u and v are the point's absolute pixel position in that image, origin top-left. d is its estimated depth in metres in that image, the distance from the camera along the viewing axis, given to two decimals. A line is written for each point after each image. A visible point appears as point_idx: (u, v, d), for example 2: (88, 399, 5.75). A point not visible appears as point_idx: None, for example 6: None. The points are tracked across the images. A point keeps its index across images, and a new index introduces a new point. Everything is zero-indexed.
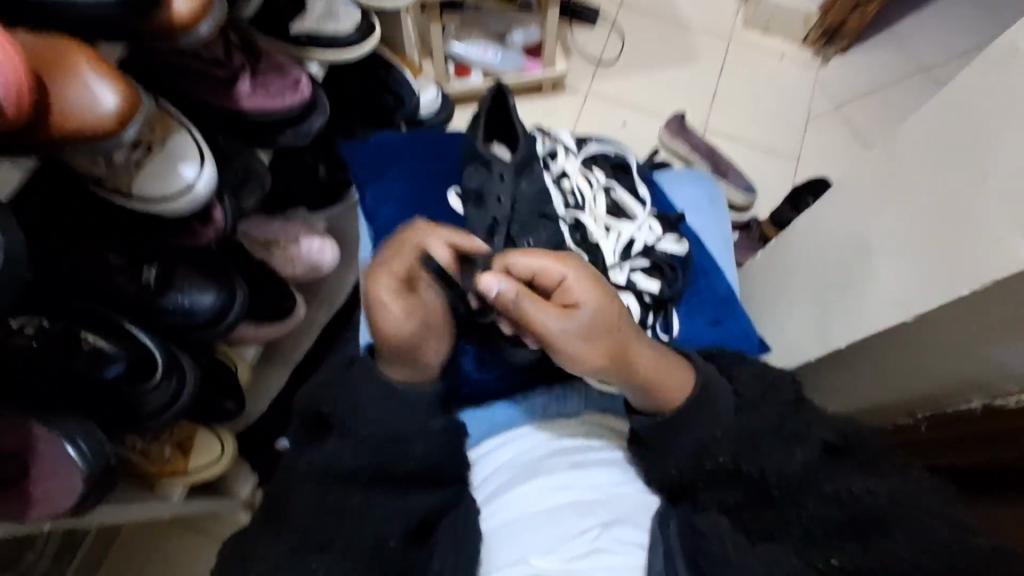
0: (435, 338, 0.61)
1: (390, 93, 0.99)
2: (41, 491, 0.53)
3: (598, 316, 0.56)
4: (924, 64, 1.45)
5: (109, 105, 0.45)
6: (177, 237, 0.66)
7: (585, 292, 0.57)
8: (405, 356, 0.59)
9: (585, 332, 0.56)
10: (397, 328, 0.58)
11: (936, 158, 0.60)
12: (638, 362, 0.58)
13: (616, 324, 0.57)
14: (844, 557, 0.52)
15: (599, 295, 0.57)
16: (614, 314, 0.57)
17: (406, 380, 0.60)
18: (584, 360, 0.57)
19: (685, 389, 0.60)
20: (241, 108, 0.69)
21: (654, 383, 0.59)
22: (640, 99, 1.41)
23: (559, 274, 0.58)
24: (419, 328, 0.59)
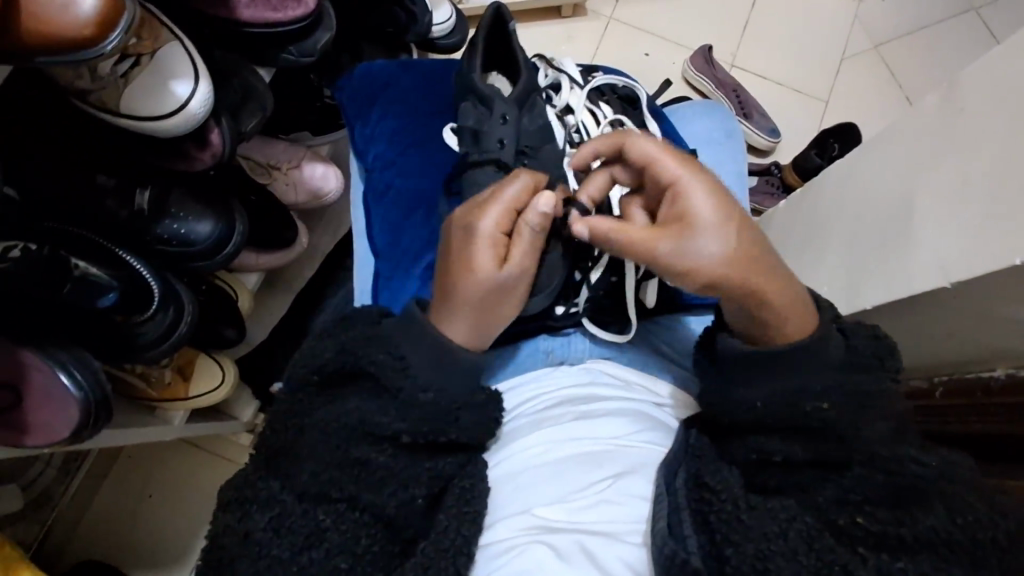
0: (514, 295, 0.58)
1: (403, 9, 0.89)
2: (37, 420, 0.52)
3: (711, 223, 0.51)
4: (973, 2, 1.34)
5: (87, 10, 0.40)
6: (170, 161, 0.61)
7: (696, 196, 0.52)
8: (472, 309, 0.56)
9: (701, 244, 0.51)
10: (492, 272, 0.55)
11: (1003, 113, 0.56)
12: (752, 278, 0.52)
13: (737, 231, 0.52)
14: (867, 517, 0.48)
15: (712, 193, 0.52)
16: (735, 219, 0.52)
17: (465, 343, 0.57)
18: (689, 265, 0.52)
19: (800, 330, 0.54)
20: (239, 18, 0.62)
21: (771, 311, 0.53)
22: (666, 28, 1.31)
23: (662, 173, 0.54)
24: (515, 275, 0.56)
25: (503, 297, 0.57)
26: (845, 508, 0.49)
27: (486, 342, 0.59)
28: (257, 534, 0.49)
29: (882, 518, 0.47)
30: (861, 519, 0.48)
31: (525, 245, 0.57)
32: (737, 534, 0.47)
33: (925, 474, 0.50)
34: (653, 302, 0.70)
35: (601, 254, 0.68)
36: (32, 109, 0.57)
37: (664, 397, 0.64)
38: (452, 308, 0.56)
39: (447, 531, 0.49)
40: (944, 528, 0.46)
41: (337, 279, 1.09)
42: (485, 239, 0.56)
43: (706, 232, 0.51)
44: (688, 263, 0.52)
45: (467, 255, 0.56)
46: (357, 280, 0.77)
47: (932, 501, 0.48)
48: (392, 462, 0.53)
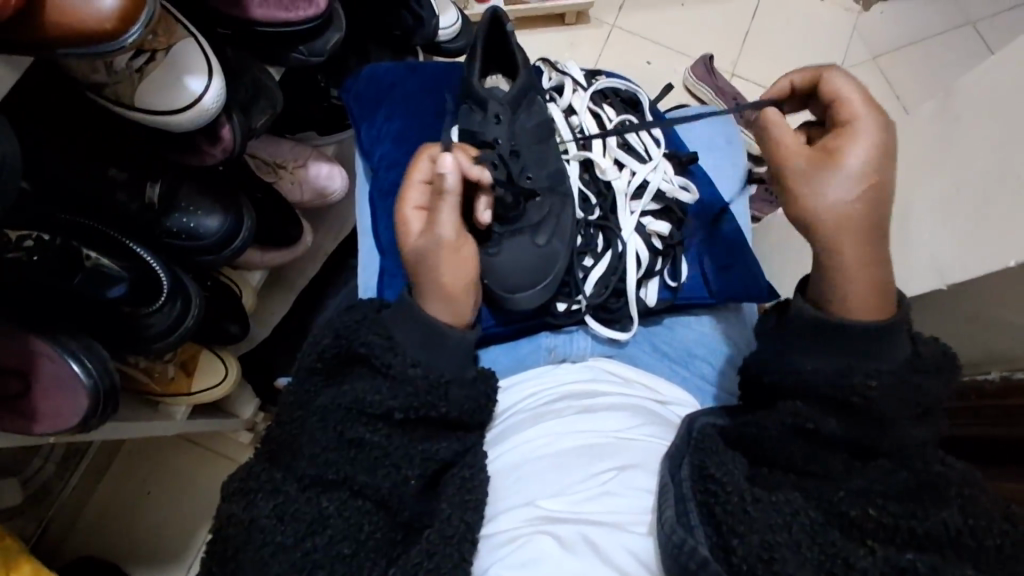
0: (447, 258, 0.58)
1: (411, 14, 0.91)
2: (46, 407, 0.53)
3: (857, 174, 0.51)
4: (971, 16, 1.36)
5: (110, 4, 0.41)
6: (183, 154, 0.62)
7: (857, 147, 0.52)
8: (422, 280, 0.58)
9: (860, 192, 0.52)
10: (412, 241, 0.59)
11: (1004, 119, 0.56)
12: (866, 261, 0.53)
13: (876, 187, 0.51)
14: (880, 509, 0.49)
15: (878, 148, 0.52)
16: (882, 180, 0.52)
17: (446, 320, 0.57)
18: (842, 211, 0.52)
19: (878, 311, 0.54)
20: (251, 17, 0.63)
21: (852, 284, 0.53)
22: (668, 37, 1.33)
23: (856, 112, 0.54)
24: (427, 242, 0.58)
25: (437, 263, 0.57)
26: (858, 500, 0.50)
27: (459, 316, 0.58)
28: (261, 521, 0.50)
29: (895, 511, 0.48)
30: (873, 510, 0.49)
31: (437, 212, 0.58)
32: (742, 524, 0.48)
33: (925, 463, 0.52)
34: (655, 301, 0.71)
35: (602, 253, 0.70)
36: (39, 104, 0.56)
37: (666, 396, 0.65)
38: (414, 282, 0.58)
39: (450, 519, 0.50)
40: (955, 525, 0.47)
41: (339, 279, 1.10)
42: (406, 217, 0.60)
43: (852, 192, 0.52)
44: (810, 195, 0.52)
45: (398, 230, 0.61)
46: (362, 279, 0.77)
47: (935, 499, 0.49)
48: (392, 443, 0.53)
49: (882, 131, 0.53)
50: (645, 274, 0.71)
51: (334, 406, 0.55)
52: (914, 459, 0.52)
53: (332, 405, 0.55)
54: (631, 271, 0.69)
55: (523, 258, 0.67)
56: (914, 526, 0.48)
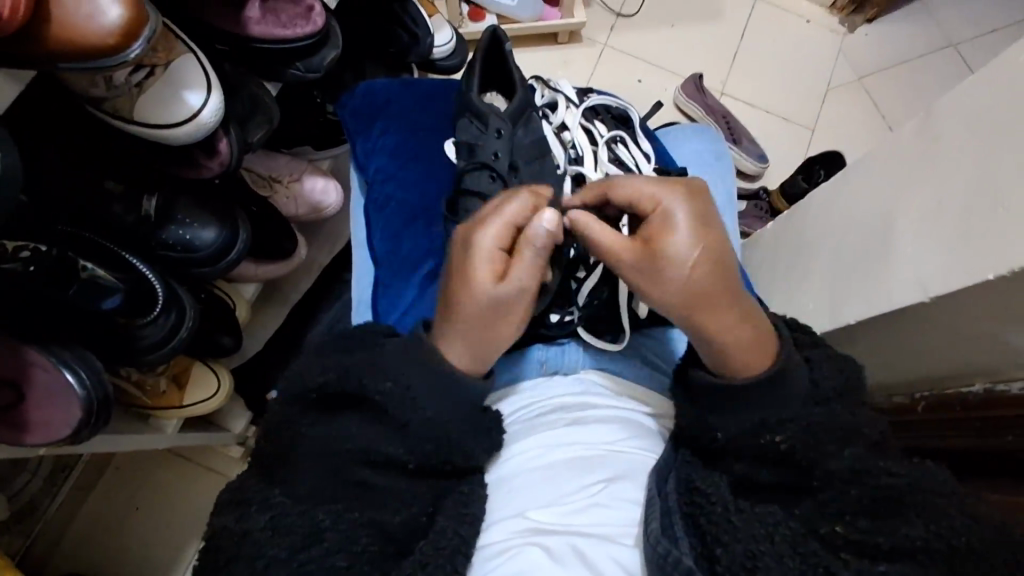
0: (512, 314, 0.55)
1: (405, 30, 0.93)
2: (38, 417, 0.53)
3: (683, 259, 0.53)
4: (952, 38, 1.40)
5: (113, 20, 0.42)
6: (179, 168, 0.63)
7: (681, 231, 0.54)
8: (464, 327, 0.55)
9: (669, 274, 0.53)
10: (490, 288, 0.54)
11: (981, 137, 0.58)
12: (718, 326, 0.54)
13: (707, 269, 0.53)
14: (850, 526, 0.49)
15: (683, 233, 0.53)
16: (680, 266, 0.53)
17: (461, 366, 0.56)
18: (668, 296, 0.54)
19: (763, 360, 0.56)
20: (249, 34, 0.64)
21: (733, 346, 0.55)
22: (659, 56, 1.36)
23: (659, 203, 0.56)
24: (514, 292, 0.54)
25: (501, 316, 0.55)
26: (825, 516, 0.50)
27: (489, 364, 0.57)
28: (255, 534, 0.50)
29: (863, 527, 0.48)
30: (841, 527, 0.49)
31: (525, 259, 0.54)
32: (727, 534, 0.48)
33: (879, 477, 0.51)
34: (645, 313, 0.72)
35: (594, 265, 0.71)
36: (39, 115, 0.58)
37: (655, 409, 0.66)
38: (454, 329, 0.55)
39: (445, 531, 0.50)
40: (921, 538, 0.46)
41: (332, 293, 1.11)
42: (480, 263, 0.54)
43: (684, 267, 0.53)
44: (648, 286, 0.54)
45: (466, 273, 0.54)
46: (356, 292, 0.78)
47: (930, 506, 0.48)
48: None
49: (667, 221, 0.54)
50: None
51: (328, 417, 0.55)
52: (868, 475, 0.51)
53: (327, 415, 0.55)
54: (624, 284, 0.71)
55: None
56: (884, 541, 0.47)
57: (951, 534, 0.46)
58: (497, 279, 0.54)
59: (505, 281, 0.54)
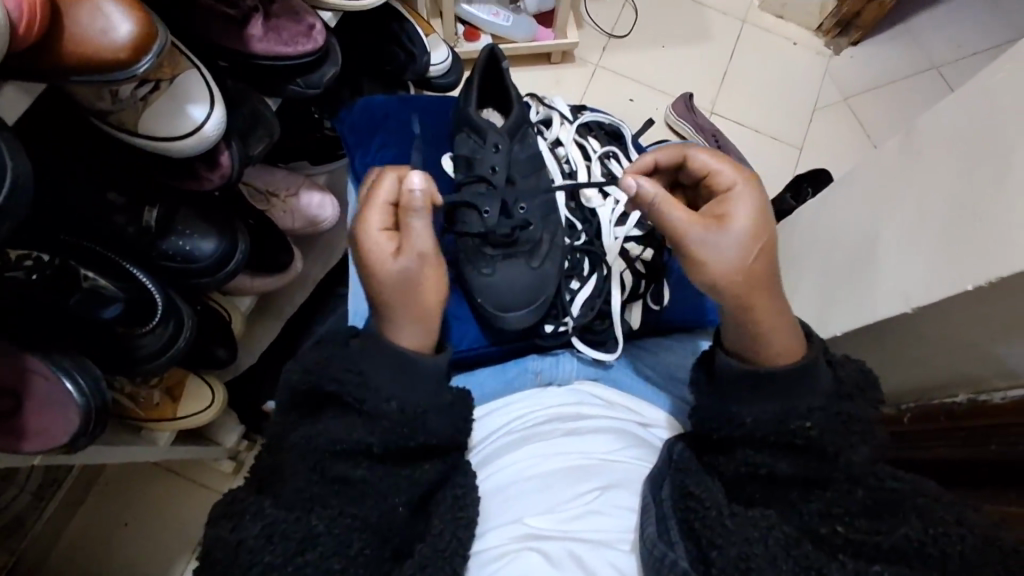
0: (425, 280, 0.59)
1: (401, 48, 0.95)
2: (35, 425, 0.53)
3: (749, 231, 0.55)
4: (934, 61, 1.44)
5: (123, 36, 0.44)
6: (181, 180, 0.64)
7: (739, 205, 0.58)
8: (397, 304, 0.58)
9: (732, 244, 0.55)
10: (390, 261, 0.58)
11: (961, 153, 0.60)
12: (765, 306, 0.55)
13: (766, 243, 0.56)
14: (848, 527, 0.51)
15: (747, 205, 0.57)
16: (738, 243, 0.55)
17: (413, 346, 0.58)
18: (725, 266, 0.55)
19: (793, 352, 0.56)
20: (252, 51, 0.66)
21: (768, 331, 0.55)
22: (649, 76, 1.39)
23: (729, 182, 0.60)
24: (413, 261, 0.58)
25: (416, 284, 0.58)
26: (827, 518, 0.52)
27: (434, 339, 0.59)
28: (250, 542, 0.49)
29: (862, 527, 0.50)
30: (842, 528, 0.51)
31: (417, 228, 0.59)
32: (720, 537, 0.49)
33: (877, 480, 0.52)
34: (639, 323, 0.75)
35: (588, 275, 0.73)
36: (43, 128, 0.59)
37: (649, 417, 0.66)
38: (385, 305, 0.58)
39: (441, 534, 0.51)
40: (918, 538, 0.48)
41: (327, 306, 1.11)
42: (371, 242, 0.58)
43: (747, 241, 0.55)
44: (704, 254, 0.55)
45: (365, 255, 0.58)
46: (353, 303, 0.79)
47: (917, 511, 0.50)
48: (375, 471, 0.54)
49: (731, 202, 0.58)
50: (629, 296, 0.75)
51: (325, 425, 0.55)
52: (864, 476, 0.53)
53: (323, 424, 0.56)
54: (615, 293, 0.71)
55: (514, 282, 0.71)
56: (879, 540, 0.49)
57: (929, 532, 0.48)
58: (396, 254, 0.58)
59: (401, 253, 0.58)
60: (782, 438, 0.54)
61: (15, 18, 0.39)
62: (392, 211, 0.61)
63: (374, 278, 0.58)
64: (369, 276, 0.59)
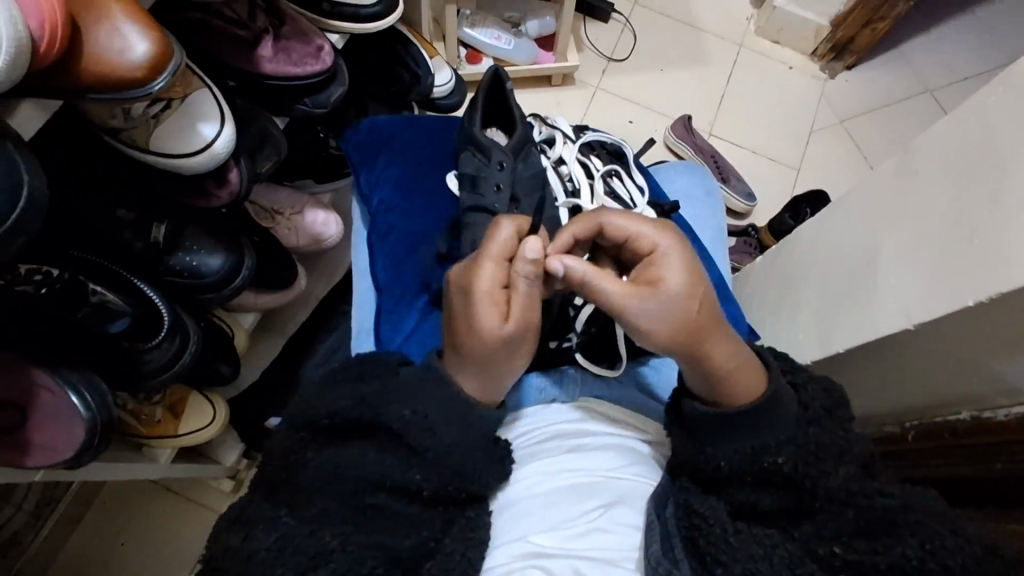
0: (524, 348, 0.56)
1: (407, 70, 0.98)
2: (41, 439, 0.54)
3: (678, 290, 0.53)
4: (928, 84, 1.47)
5: (140, 55, 0.45)
6: (191, 198, 0.65)
7: (669, 266, 0.55)
8: (477, 364, 0.55)
9: (666, 305, 0.53)
10: (498, 328, 0.54)
11: (956, 173, 0.61)
12: (717, 352, 0.54)
13: (697, 303, 0.54)
14: (845, 547, 0.50)
15: (674, 271, 0.54)
16: (665, 311, 0.53)
17: (475, 396, 0.57)
18: (661, 329, 0.53)
19: (757, 388, 0.56)
20: (261, 71, 0.68)
21: (727, 378, 0.55)
22: (649, 98, 1.41)
23: (654, 244, 0.57)
24: (520, 329, 0.55)
25: (509, 354, 0.55)
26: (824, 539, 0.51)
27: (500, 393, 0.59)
28: (255, 558, 0.49)
29: (860, 548, 0.49)
30: (839, 549, 0.50)
31: (525, 296, 0.56)
32: (725, 554, 0.49)
33: (867, 498, 0.52)
34: (640, 339, 0.73)
35: (590, 292, 0.71)
36: (57, 144, 0.60)
37: (650, 435, 0.66)
38: (467, 363, 0.56)
39: (453, 554, 0.52)
40: (915, 556, 0.48)
41: (330, 324, 1.12)
42: (482, 302, 0.54)
43: (679, 300, 0.53)
44: (637, 322, 0.54)
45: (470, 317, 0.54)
46: (357, 319, 0.79)
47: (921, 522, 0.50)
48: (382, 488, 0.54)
49: (659, 266, 0.55)
50: None
51: (329, 441, 0.55)
52: (856, 495, 0.52)
53: (328, 440, 0.56)
54: None
55: None
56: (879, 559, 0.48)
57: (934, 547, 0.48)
58: (502, 319, 0.55)
59: (509, 320, 0.55)
60: (784, 459, 0.54)
61: (36, 38, 0.40)
62: (507, 267, 0.57)
63: (473, 338, 0.54)
64: (463, 332, 0.55)
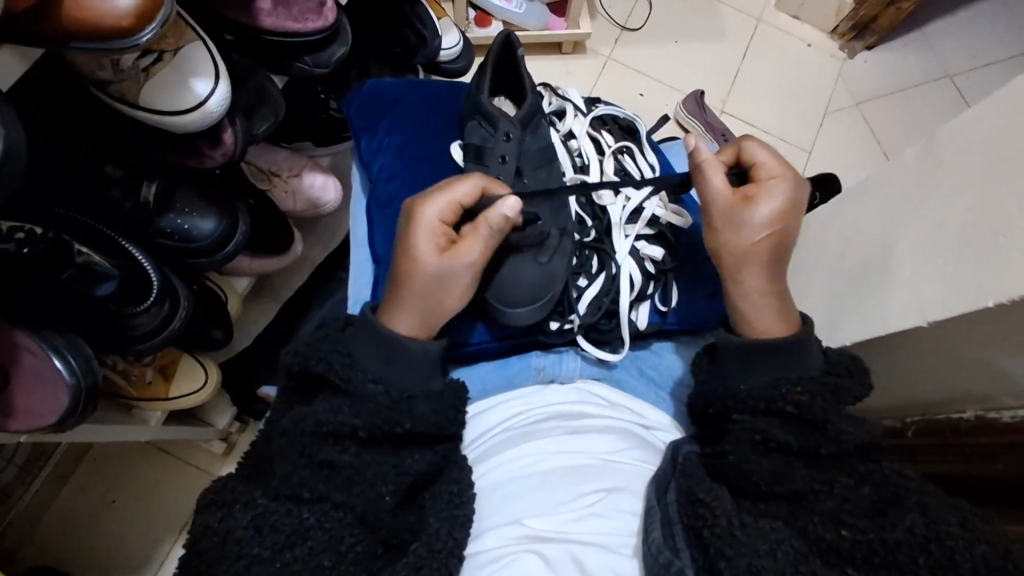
0: (461, 287, 0.58)
1: (413, 31, 0.93)
2: (25, 404, 0.52)
3: (767, 219, 0.60)
4: (948, 69, 1.42)
5: (125, 4, 0.42)
6: (182, 157, 0.63)
7: (759, 152, 0.64)
8: (414, 299, 0.57)
9: (758, 223, 0.60)
10: (437, 260, 0.57)
11: (985, 167, 0.59)
12: (748, 280, 0.61)
13: (758, 236, 0.60)
14: (852, 528, 0.50)
15: (776, 164, 0.63)
16: (794, 194, 0.61)
17: (409, 333, 0.57)
18: (727, 240, 0.61)
19: (780, 326, 0.59)
20: (260, 25, 0.64)
21: (758, 301, 0.60)
22: (661, 71, 1.37)
23: (768, 174, 0.63)
24: (462, 262, 0.57)
25: (449, 286, 0.58)
26: (828, 521, 0.51)
27: (434, 326, 0.58)
28: (237, 533, 0.48)
29: (863, 527, 0.49)
30: (845, 531, 0.49)
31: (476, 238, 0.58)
32: (730, 547, 0.48)
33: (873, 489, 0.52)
34: (645, 325, 0.70)
35: (596, 274, 0.69)
36: (37, 96, 0.58)
37: (649, 420, 0.66)
38: (402, 300, 0.57)
39: (438, 534, 0.50)
40: (923, 532, 0.48)
41: (326, 289, 1.10)
42: (426, 234, 0.58)
43: (765, 226, 0.60)
44: (727, 227, 0.61)
45: (410, 252, 0.58)
46: (353, 291, 0.77)
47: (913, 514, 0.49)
48: (362, 462, 0.52)
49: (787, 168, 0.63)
50: (635, 297, 0.70)
51: (308, 424, 0.54)
52: (863, 489, 0.52)
53: (307, 423, 0.54)
54: (625, 293, 0.68)
55: (533, 276, 0.65)
56: (883, 536, 0.48)
57: (930, 545, 0.47)
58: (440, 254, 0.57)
59: (454, 254, 0.57)
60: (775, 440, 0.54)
61: None
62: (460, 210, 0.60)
63: (411, 268, 0.57)
64: (406, 256, 0.58)
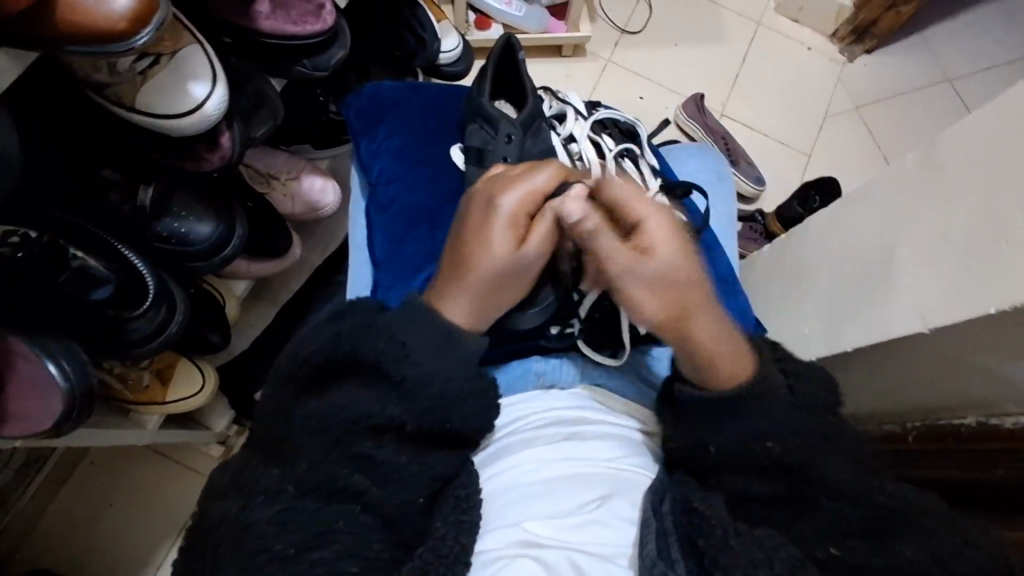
0: (525, 279, 0.59)
1: (413, 35, 0.93)
2: (18, 409, 0.52)
3: (661, 268, 0.55)
4: (948, 73, 1.42)
5: (122, 6, 0.42)
6: (179, 161, 0.62)
7: (618, 191, 0.58)
8: (476, 290, 0.57)
9: (664, 274, 0.55)
10: (515, 253, 0.57)
11: (985, 172, 0.58)
12: (695, 335, 0.56)
13: (671, 291, 0.55)
14: (846, 548, 0.48)
15: (635, 202, 0.57)
16: (675, 238, 0.56)
17: (462, 323, 0.57)
18: (653, 303, 0.56)
19: (738, 368, 0.57)
20: (258, 28, 0.63)
21: (713, 351, 0.56)
22: (661, 74, 1.36)
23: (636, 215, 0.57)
24: (535, 254, 0.58)
25: (517, 279, 0.59)
26: (821, 537, 0.50)
27: (485, 321, 0.59)
28: (260, 526, 0.46)
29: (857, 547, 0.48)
30: (835, 548, 0.49)
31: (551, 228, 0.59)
32: (727, 557, 0.47)
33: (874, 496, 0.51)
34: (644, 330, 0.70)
35: None
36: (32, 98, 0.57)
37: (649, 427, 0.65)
38: (465, 289, 0.57)
39: (444, 539, 0.49)
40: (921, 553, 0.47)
41: (325, 293, 1.09)
42: (503, 226, 0.57)
43: (684, 280, 0.55)
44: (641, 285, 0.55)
45: (483, 242, 0.57)
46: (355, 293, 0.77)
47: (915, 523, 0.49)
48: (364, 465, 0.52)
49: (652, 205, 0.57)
50: None
51: None
52: (865, 497, 0.51)
53: None
54: None
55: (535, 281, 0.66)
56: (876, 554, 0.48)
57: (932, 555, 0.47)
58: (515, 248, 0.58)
59: (527, 246, 0.58)
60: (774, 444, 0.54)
61: None
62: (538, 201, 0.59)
63: (484, 258, 0.57)
64: (475, 244, 0.57)
